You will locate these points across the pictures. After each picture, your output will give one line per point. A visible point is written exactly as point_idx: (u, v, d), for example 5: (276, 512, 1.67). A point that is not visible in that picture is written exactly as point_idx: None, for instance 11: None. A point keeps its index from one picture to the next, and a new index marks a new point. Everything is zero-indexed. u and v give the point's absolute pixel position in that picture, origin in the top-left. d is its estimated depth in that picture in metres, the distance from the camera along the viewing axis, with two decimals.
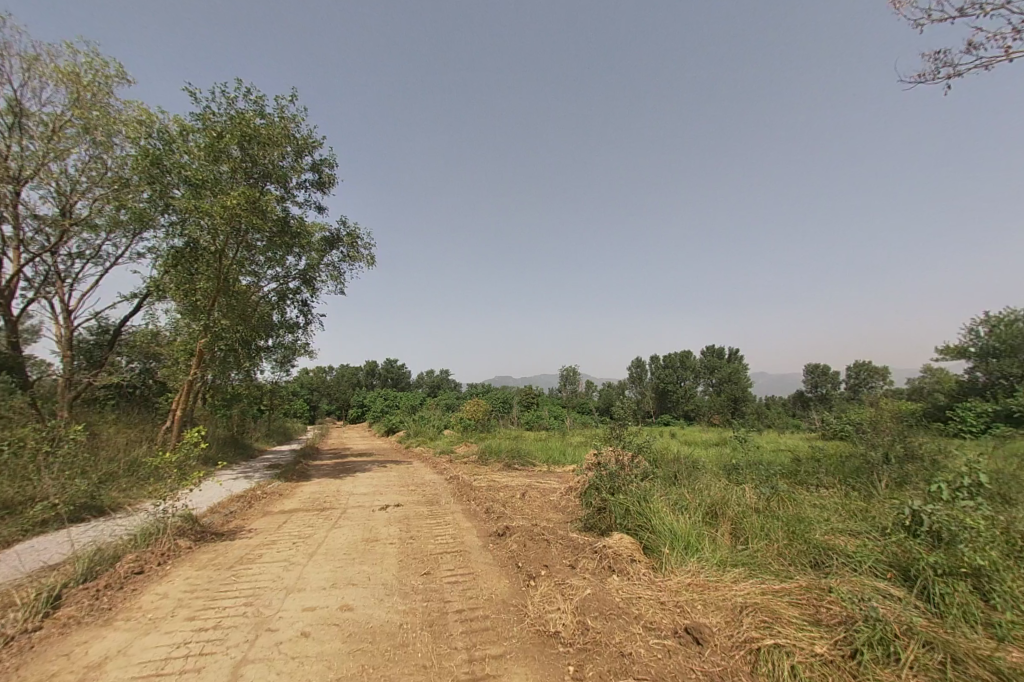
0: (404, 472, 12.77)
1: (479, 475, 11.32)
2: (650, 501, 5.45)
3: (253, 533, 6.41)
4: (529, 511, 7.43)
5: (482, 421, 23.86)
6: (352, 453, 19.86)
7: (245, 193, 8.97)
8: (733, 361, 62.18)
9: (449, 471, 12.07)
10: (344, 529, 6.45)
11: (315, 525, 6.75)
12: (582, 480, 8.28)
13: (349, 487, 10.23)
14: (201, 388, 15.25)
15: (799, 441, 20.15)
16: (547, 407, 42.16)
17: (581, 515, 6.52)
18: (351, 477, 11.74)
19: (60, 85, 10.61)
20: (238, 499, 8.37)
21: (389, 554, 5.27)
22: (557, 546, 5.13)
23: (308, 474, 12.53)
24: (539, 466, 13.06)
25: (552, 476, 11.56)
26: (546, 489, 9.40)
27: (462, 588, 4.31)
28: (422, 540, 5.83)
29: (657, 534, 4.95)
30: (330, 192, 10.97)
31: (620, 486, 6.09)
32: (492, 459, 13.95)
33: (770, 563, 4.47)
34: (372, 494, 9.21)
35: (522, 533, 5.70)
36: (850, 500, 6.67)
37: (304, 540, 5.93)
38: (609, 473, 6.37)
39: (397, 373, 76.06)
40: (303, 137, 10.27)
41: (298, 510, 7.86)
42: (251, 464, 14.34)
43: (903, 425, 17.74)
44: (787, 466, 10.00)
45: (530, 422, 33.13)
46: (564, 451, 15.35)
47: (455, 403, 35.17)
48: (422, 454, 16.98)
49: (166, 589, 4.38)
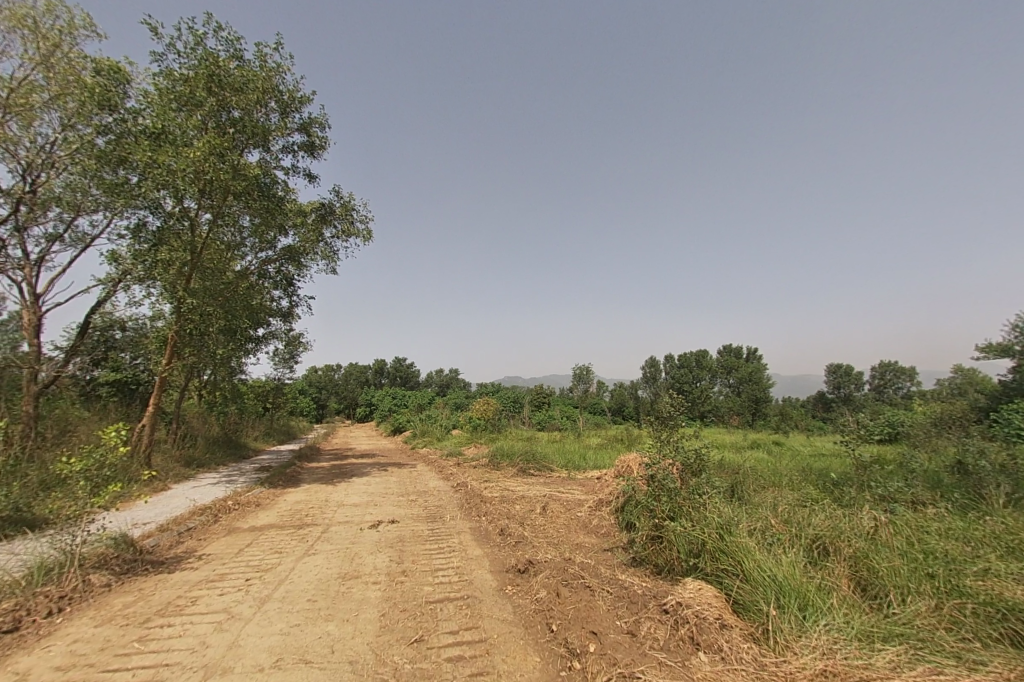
0: (407, 476, 11.38)
1: (490, 482, 9.87)
2: (734, 528, 3.91)
3: (202, 562, 5.01)
4: (555, 534, 5.91)
5: (492, 421, 22.43)
6: (353, 454, 18.53)
7: (211, 145, 7.63)
8: (751, 360, 60.02)
9: (456, 477, 10.66)
10: (319, 558, 5.01)
11: (284, 550, 5.33)
12: (619, 493, 6.75)
13: (340, 495, 8.82)
14: (188, 383, 14.00)
15: (838, 444, 18.42)
16: (559, 407, 40.78)
17: (627, 545, 4.96)
18: (345, 483, 10.33)
19: (14, 34, 9.21)
20: (203, 512, 7.01)
21: (367, 602, 3.79)
22: (604, 596, 3.61)
23: (300, 478, 11.21)
24: (558, 471, 11.54)
25: (575, 483, 10.07)
26: (571, 502, 7.89)
27: (468, 672, 2.81)
28: (416, 578, 4.34)
29: (753, 584, 3.40)
30: (322, 157, 9.52)
31: (685, 504, 4.57)
32: (504, 463, 12.49)
33: (944, 640, 2.89)
34: (364, 506, 7.76)
35: (553, 572, 4.18)
36: (983, 526, 5.04)
37: (260, 575, 4.49)
38: (666, 490, 4.80)
39: (406, 372, 75.19)
40: (290, 90, 8.87)
41: (271, 528, 6.44)
42: (240, 467, 13.05)
43: (960, 426, 15.92)
44: (860, 476, 8.35)
45: (542, 422, 31.74)
46: (584, 454, 13.84)
47: (464, 401, 33.86)
48: (428, 456, 15.59)
49: (31, 665, 2.97)
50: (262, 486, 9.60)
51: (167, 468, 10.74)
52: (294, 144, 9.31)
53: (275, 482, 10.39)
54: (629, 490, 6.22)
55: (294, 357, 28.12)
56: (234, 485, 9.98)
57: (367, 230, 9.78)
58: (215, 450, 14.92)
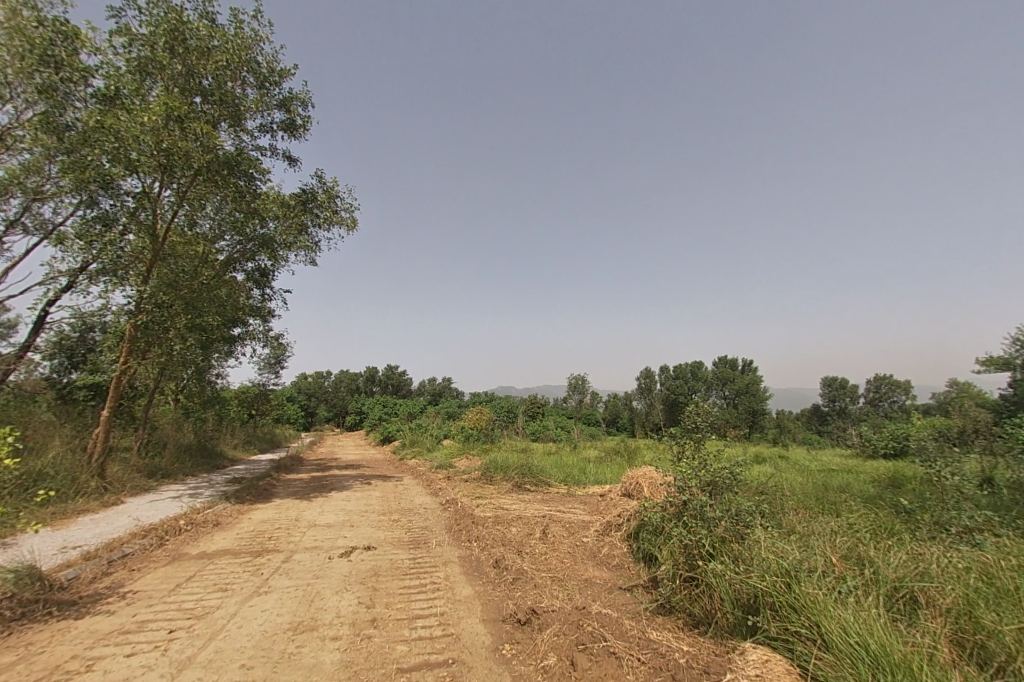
0: (391, 491, 10.41)
1: (483, 499, 8.92)
2: (799, 573, 3.04)
3: (124, 604, 4.05)
4: (561, 567, 4.97)
5: (485, 431, 21.44)
6: (337, 465, 17.44)
7: (169, 108, 6.79)
8: (747, 372, 59.63)
9: (446, 492, 9.71)
10: (270, 599, 4.07)
11: (231, 588, 4.37)
12: (635, 519, 5.84)
13: (314, 513, 7.84)
14: (158, 386, 12.94)
15: (844, 459, 17.71)
16: (554, 417, 39.85)
17: (655, 589, 4.08)
18: (322, 498, 9.33)
19: None
20: (147, 534, 6.03)
21: (318, 672, 2.85)
22: (635, 671, 2.73)
23: (273, 491, 10.21)
24: (556, 487, 10.62)
25: (576, 501, 9.15)
26: (576, 524, 6.97)
27: None
28: (388, 632, 3.40)
29: (835, 652, 2.54)
30: (304, 138, 8.72)
31: (725, 538, 3.72)
32: (498, 476, 11.55)
33: None
34: (338, 528, 6.79)
35: (564, 628, 3.27)
36: None
37: (189, 626, 3.55)
38: (703, 519, 3.95)
39: (398, 380, 74.10)
40: (267, 62, 8.11)
41: (224, 555, 5.48)
42: (210, 478, 11.99)
43: (974, 441, 15.26)
44: (893, 496, 7.52)
45: (536, 432, 30.86)
46: (584, 468, 12.93)
47: (456, 410, 32.85)
48: (416, 468, 14.57)
49: None
50: (227, 501, 8.60)
51: (125, 479, 9.70)
52: (272, 123, 8.48)
53: (245, 496, 9.38)
54: (648, 517, 5.34)
55: (280, 362, 27.17)
56: (197, 499, 8.97)
57: (352, 218, 8.94)
58: (186, 459, 13.85)
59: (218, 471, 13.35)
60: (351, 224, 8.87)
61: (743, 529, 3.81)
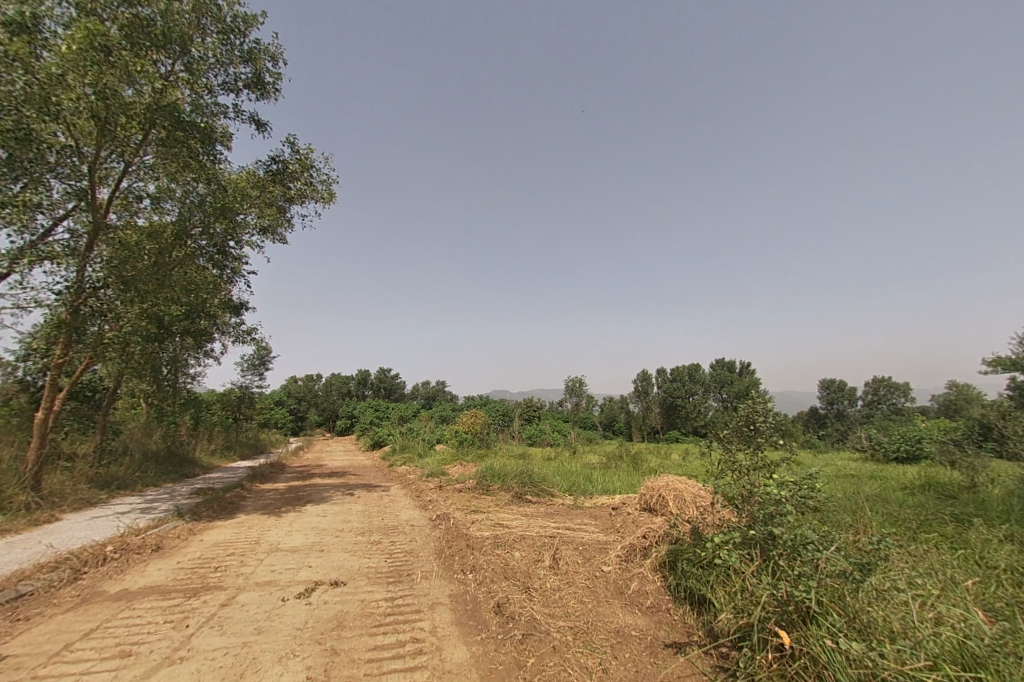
0: (375, 503, 9.23)
1: (479, 514, 7.78)
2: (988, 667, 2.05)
3: None
4: (584, 614, 3.81)
5: (480, 436, 20.26)
6: (320, 472, 16.15)
7: (92, 37, 5.69)
8: (744, 374, 58.95)
9: (436, 505, 8.55)
10: (184, 673, 2.90)
11: (136, 653, 3.19)
12: (671, 549, 4.76)
13: (280, 533, 6.64)
14: (118, 385, 11.68)
15: (857, 464, 16.81)
16: (550, 421, 38.84)
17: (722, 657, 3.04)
18: (294, 513, 8.12)
19: None
20: (59, 564, 4.82)
21: None
22: None
23: (240, 504, 8.99)
24: (561, 498, 9.47)
25: (585, 515, 8.03)
26: (591, 546, 5.82)
27: None
28: None
29: None
30: (273, 97, 7.59)
31: (837, 591, 2.66)
32: (495, 485, 10.41)
33: None
34: (304, 553, 5.59)
35: None
36: None
37: None
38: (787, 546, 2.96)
39: (390, 384, 72.70)
40: (229, 5, 7.00)
41: (148, 595, 4.28)
42: (172, 489, 10.72)
43: (996, 444, 14.41)
44: (954, 510, 6.48)
45: (532, 436, 29.79)
46: (588, 476, 11.81)
47: (449, 414, 31.67)
48: (404, 476, 13.35)
49: None
50: (180, 518, 7.37)
51: (67, 491, 8.43)
52: (236, 80, 7.34)
53: (205, 510, 8.15)
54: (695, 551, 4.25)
55: (265, 363, 25.96)
56: (148, 514, 7.75)
57: (328, 190, 7.76)
58: (151, 467, 12.59)
59: (185, 480, 12.09)
60: (326, 197, 7.71)
61: (859, 578, 2.74)
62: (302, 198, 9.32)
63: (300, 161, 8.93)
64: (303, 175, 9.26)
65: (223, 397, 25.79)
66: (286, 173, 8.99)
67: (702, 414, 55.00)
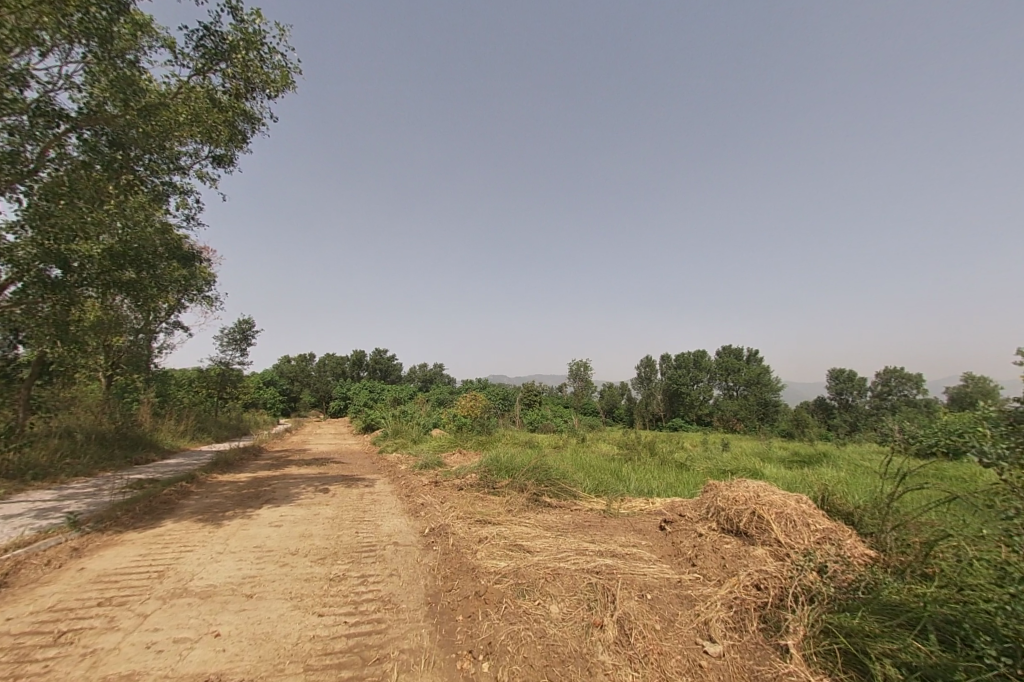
0: (352, 504, 7.20)
1: (486, 526, 5.77)
2: None
3: None
4: None
5: (482, 421, 18.34)
6: (299, 459, 14.14)
7: None
8: (751, 362, 57.30)
9: (429, 510, 6.54)
10: None
11: None
12: (846, 630, 2.85)
13: (204, 558, 4.62)
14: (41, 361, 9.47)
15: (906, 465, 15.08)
16: (551, 407, 37.20)
17: None
18: (242, 520, 6.11)
19: None
20: None
21: None
22: None
23: (178, 504, 6.97)
24: (588, 501, 7.50)
25: (627, 531, 6.03)
26: (665, 592, 3.86)
27: None
28: None
29: None
30: None
31: None
32: (504, 483, 8.41)
33: None
34: (219, 604, 3.56)
35: None
36: None
37: None
38: None
39: (387, 365, 70.76)
40: None
41: None
42: (105, 481, 8.67)
43: None
44: None
45: (536, 422, 28.06)
46: (614, 471, 9.84)
47: (448, 397, 29.79)
48: (395, 467, 11.39)
49: None
50: (77, 528, 5.34)
51: None
52: None
53: (123, 515, 6.14)
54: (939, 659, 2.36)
55: (247, 339, 23.90)
56: (40, 518, 5.74)
57: (281, 73, 5.65)
58: (91, 452, 10.58)
59: (130, 469, 10.07)
60: (279, 82, 5.62)
61: None
62: (249, 91, 7.28)
63: (243, 33, 6.70)
64: (250, 54, 6.99)
65: (201, 374, 23.72)
66: (223, 51, 6.81)
67: (706, 402, 53.59)
